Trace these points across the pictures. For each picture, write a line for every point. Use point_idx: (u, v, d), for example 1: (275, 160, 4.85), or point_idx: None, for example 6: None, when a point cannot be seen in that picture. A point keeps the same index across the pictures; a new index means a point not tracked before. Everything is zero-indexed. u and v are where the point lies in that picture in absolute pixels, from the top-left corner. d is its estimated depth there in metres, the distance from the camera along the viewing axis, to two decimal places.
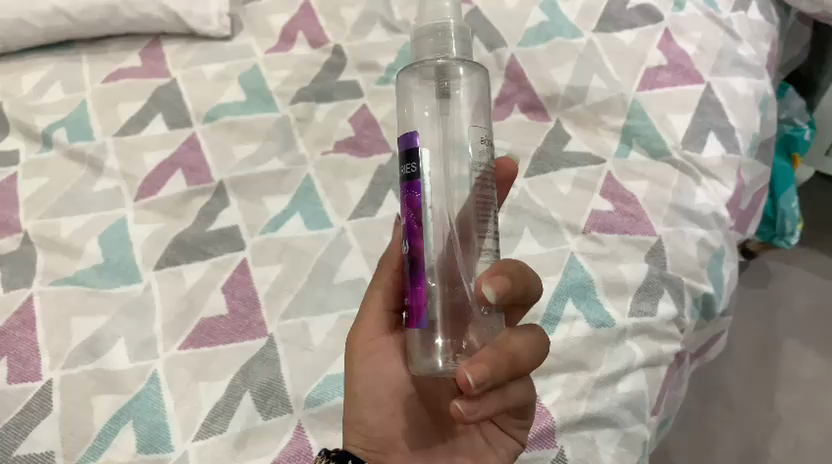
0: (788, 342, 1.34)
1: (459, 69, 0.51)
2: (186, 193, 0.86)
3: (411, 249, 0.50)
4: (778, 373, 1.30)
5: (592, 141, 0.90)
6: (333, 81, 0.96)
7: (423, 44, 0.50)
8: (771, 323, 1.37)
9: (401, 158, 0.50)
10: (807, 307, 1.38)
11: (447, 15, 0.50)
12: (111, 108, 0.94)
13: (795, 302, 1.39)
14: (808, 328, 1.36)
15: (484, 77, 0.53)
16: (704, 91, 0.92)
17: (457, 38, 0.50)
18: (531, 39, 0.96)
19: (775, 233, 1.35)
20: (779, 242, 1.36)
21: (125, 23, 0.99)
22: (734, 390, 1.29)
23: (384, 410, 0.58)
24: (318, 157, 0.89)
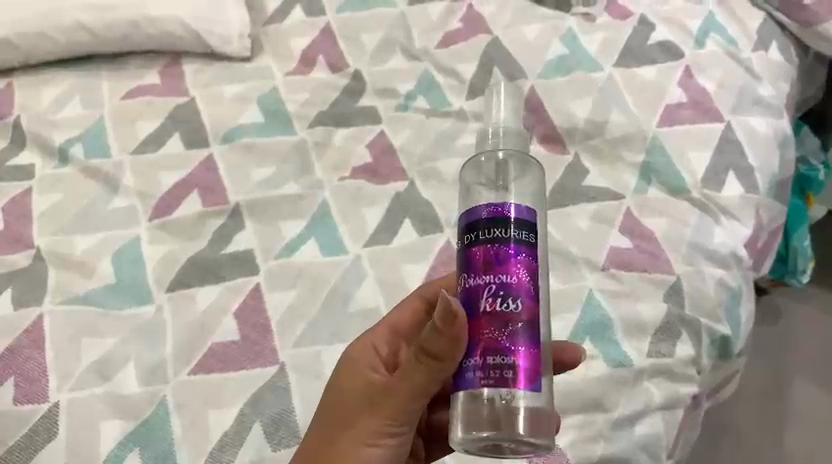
0: (798, 380, 1.32)
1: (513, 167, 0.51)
2: (202, 214, 0.85)
3: (496, 315, 0.47)
4: (787, 415, 1.28)
5: (610, 174, 0.88)
6: (352, 106, 0.97)
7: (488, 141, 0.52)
8: (783, 360, 1.35)
9: (479, 225, 0.48)
10: (819, 344, 1.37)
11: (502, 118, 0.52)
12: (129, 126, 0.93)
13: (805, 341, 1.37)
14: (818, 369, 1.34)
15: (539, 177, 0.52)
16: (724, 130, 0.92)
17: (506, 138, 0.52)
18: (553, 71, 0.96)
19: (787, 270, 1.34)
20: (790, 280, 1.36)
21: (146, 39, 0.99)
22: (743, 430, 1.27)
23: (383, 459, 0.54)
24: (335, 182, 0.88)
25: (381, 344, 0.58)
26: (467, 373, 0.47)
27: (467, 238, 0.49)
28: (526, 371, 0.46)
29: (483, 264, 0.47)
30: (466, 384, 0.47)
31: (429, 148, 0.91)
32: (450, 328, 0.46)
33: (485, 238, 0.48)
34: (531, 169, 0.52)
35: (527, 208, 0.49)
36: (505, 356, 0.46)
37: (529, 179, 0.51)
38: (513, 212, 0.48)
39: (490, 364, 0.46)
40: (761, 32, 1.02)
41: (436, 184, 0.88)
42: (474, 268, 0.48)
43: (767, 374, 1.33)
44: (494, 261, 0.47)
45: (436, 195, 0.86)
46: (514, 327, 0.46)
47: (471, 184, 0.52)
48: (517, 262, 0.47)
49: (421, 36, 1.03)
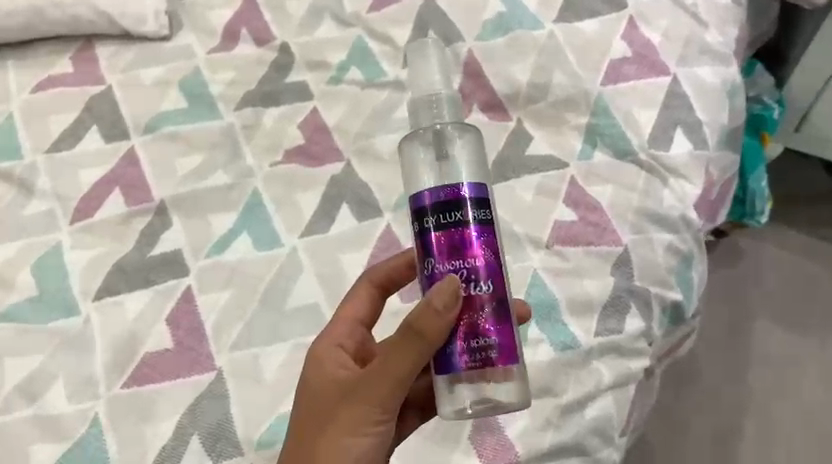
0: (760, 320, 1.32)
1: (453, 131, 0.53)
2: (126, 213, 0.79)
3: (470, 297, 0.49)
4: (750, 355, 1.29)
5: (555, 141, 0.85)
6: (281, 82, 0.91)
7: (420, 113, 0.54)
8: (744, 301, 1.34)
9: (435, 210, 0.50)
10: (781, 281, 1.35)
11: (438, 86, 0.54)
12: (41, 121, 0.86)
13: (767, 278, 1.36)
14: (781, 306, 1.33)
15: (480, 137, 0.54)
16: (671, 83, 0.87)
17: (448, 105, 0.53)
18: (490, 32, 0.90)
19: (745, 213, 1.33)
20: (749, 221, 1.35)
21: (50, 26, 0.90)
22: (706, 373, 1.28)
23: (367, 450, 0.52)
24: (266, 168, 0.83)
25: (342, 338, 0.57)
26: (450, 356, 0.50)
27: (425, 223, 0.50)
28: (505, 349, 0.50)
29: (447, 250, 0.49)
30: (452, 367, 0.50)
31: (366, 124, 0.86)
32: (449, 310, 0.48)
33: (443, 224, 0.49)
34: (470, 132, 0.53)
35: (478, 186, 0.51)
36: (486, 338, 0.49)
37: (469, 140, 0.53)
38: (467, 194, 0.50)
39: (475, 348, 0.49)
40: None
41: (374, 162, 0.83)
42: (438, 254, 0.50)
43: (729, 315, 1.33)
44: (459, 244, 0.49)
45: (374, 176, 0.82)
46: (487, 309, 0.50)
47: (413, 155, 0.53)
48: (481, 242, 0.50)
49: None
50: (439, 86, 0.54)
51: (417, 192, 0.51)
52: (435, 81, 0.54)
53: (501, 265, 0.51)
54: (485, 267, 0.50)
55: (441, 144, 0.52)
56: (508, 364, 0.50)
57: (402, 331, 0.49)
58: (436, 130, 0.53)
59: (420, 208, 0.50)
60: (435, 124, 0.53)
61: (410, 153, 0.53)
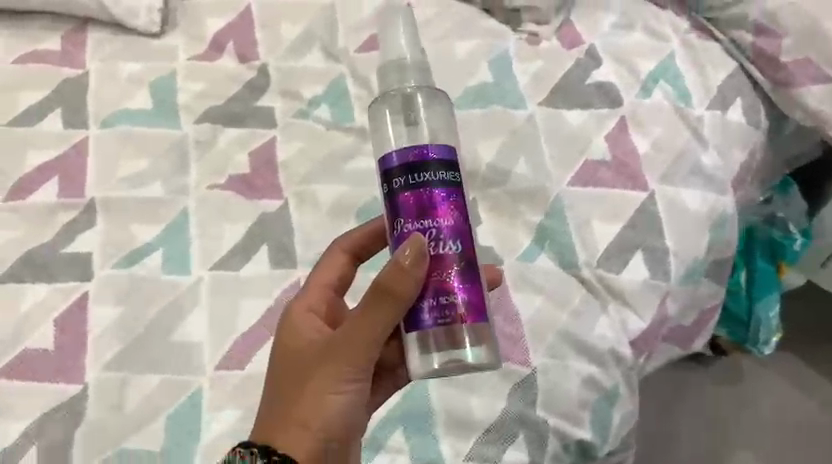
0: (743, 452, 1.13)
1: (420, 98, 0.55)
2: (54, 205, 0.77)
3: (437, 258, 0.51)
4: None
5: (503, 234, 0.79)
6: (251, 103, 0.89)
7: (388, 77, 0.55)
8: (729, 425, 1.16)
9: (402, 172, 0.51)
10: (777, 415, 1.17)
11: (404, 51, 0.56)
12: (11, 95, 0.86)
13: (761, 408, 1.17)
14: (771, 442, 1.14)
15: (448, 106, 0.57)
16: (645, 201, 0.82)
17: (416, 71, 0.55)
18: (470, 100, 0.87)
19: (747, 338, 1.18)
20: (750, 349, 1.20)
21: (46, 3, 0.92)
22: None
23: (344, 411, 0.51)
24: (202, 190, 0.80)
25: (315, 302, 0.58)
26: (421, 313, 0.50)
27: (394, 184, 0.51)
28: (473, 305, 0.51)
29: (415, 211, 0.51)
30: (422, 324, 0.50)
31: (315, 169, 0.82)
32: (418, 266, 0.48)
33: (410, 185, 0.51)
34: (438, 100, 0.56)
35: (447, 148, 0.52)
36: (453, 296, 0.50)
37: (436, 111, 0.56)
38: (433, 156, 0.51)
39: (443, 304, 0.50)
40: (724, 87, 0.90)
41: (309, 207, 0.79)
42: (406, 215, 0.51)
43: (708, 436, 1.15)
44: (428, 206, 0.51)
45: (304, 221, 0.78)
46: (454, 268, 0.51)
47: (381, 115, 0.55)
48: (451, 202, 0.51)
49: (346, 33, 0.94)
50: (406, 52, 0.56)
51: (384, 154, 0.53)
52: (402, 49, 0.56)
53: (468, 227, 0.52)
54: (453, 226, 0.51)
55: (411, 110, 0.55)
56: (476, 322, 0.51)
57: (370, 292, 0.49)
58: (405, 93, 0.55)
59: (387, 170, 0.52)
60: (406, 88, 0.55)
61: (379, 121, 0.56)
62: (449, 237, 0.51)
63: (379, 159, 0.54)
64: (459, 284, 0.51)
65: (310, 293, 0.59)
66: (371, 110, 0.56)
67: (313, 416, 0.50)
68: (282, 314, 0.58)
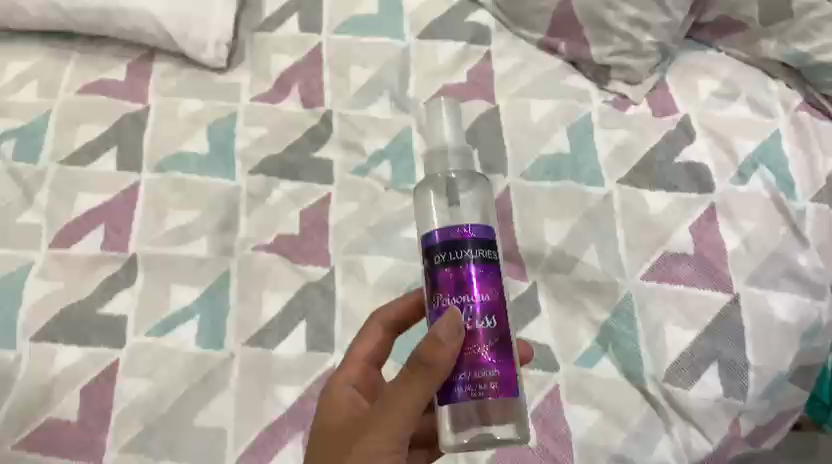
0: None
1: (462, 182, 0.51)
2: (97, 257, 0.76)
3: (470, 334, 0.46)
4: None
5: (561, 329, 0.73)
6: (309, 154, 0.85)
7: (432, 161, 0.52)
8: None
9: (440, 246, 0.47)
10: None
11: (447, 137, 0.52)
12: (72, 129, 0.85)
13: None
14: None
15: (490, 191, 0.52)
16: (725, 306, 0.72)
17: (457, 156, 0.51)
18: (541, 171, 0.79)
19: None
20: None
21: (116, 32, 0.90)
22: None
23: None
24: (247, 251, 0.77)
25: (354, 379, 0.57)
26: (453, 386, 0.46)
27: (432, 259, 0.47)
28: (507, 382, 0.46)
29: (450, 288, 0.47)
30: (453, 399, 0.46)
31: (364, 237, 0.78)
32: (452, 341, 0.45)
33: (447, 261, 0.47)
34: (481, 184, 0.51)
35: (487, 224, 0.48)
36: (486, 370, 0.46)
37: (477, 191, 0.52)
38: (472, 230, 0.47)
39: (476, 379, 0.46)
40: None
41: (354, 280, 0.75)
42: (443, 289, 0.47)
43: None
44: (466, 281, 0.47)
45: (348, 295, 0.75)
46: (488, 344, 0.46)
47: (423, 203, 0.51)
48: (488, 277, 0.47)
49: (418, 83, 0.89)
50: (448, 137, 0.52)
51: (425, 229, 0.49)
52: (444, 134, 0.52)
53: (506, 303, 0.48)
54: (490, 302, 0.47)
55: (452, 195, 0.51)
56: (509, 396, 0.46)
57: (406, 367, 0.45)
58: (448, 178, 0.51)
59: (427, 243, 0.48)
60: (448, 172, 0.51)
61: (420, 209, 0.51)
62: (484, 313, 0.46)
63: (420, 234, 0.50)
64: (492, 359, 0.46)
65: (350, 371, 0.57)
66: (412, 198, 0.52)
67: None
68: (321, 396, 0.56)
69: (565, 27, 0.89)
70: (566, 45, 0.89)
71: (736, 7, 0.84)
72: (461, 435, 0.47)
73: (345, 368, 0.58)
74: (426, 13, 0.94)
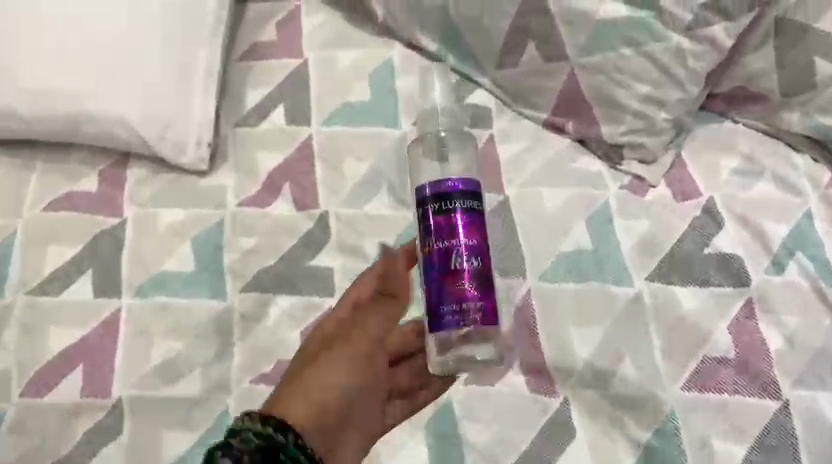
0: None
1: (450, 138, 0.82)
2: (77, 405, 0.68)
3: (457, 270, 0.62)
4: None
5: (599, 452, 0.65)
6: (305, 263, 0.77)
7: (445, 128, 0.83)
8: None
9: (433, 199, 0.64)
10: None
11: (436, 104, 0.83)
12: (41, 250, 0.77)
13: None
14: None
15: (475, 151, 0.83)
16: (775, 415, 0.65)
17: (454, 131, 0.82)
18: (563, 270, 0.73)
19: None
20: None
21: (85, 138, 0.82)
22: None
23: (332, 392, 0.63)
24: (244, 384, 0.70)
25: (341, 315, 0.67)
26: (443, 314, 0.62)
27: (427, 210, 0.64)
28: (488, 312, 0.63)
29: (443, 235, 0.63)
30: (443, 325, 0.63)
31: None
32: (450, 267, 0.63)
33: (438, 211, 0.63)
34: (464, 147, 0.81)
35: (474, 182, 0.65)
36: (468, 303, 0.62)
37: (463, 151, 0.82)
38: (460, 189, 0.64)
39: (463, 308, 0.62)
40: None
41: None
42: (437, 234, 0.63)
43: None
44: (455, 228, 0.63)
45: None
46: (471, 282, 0.62)
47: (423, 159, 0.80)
48: (476, 225, 0.64)
49: None
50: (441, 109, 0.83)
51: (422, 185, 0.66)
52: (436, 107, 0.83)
53: (486, 248, 0.64)
54: (476, 246, 0.63)
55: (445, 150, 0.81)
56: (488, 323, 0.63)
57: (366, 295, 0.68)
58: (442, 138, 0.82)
59: (421, 197, 0.64)
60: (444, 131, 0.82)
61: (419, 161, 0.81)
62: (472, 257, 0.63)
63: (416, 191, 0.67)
64: (476, 294, 0.62)
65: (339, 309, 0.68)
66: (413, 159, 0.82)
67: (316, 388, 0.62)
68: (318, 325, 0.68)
69: (572, 106, 0.84)
70: (574, 124, 0.84)
71: (752, 78, 0.80)
72: (444, 354, 0.66)
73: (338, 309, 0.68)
74: (420, 98, 0.89)
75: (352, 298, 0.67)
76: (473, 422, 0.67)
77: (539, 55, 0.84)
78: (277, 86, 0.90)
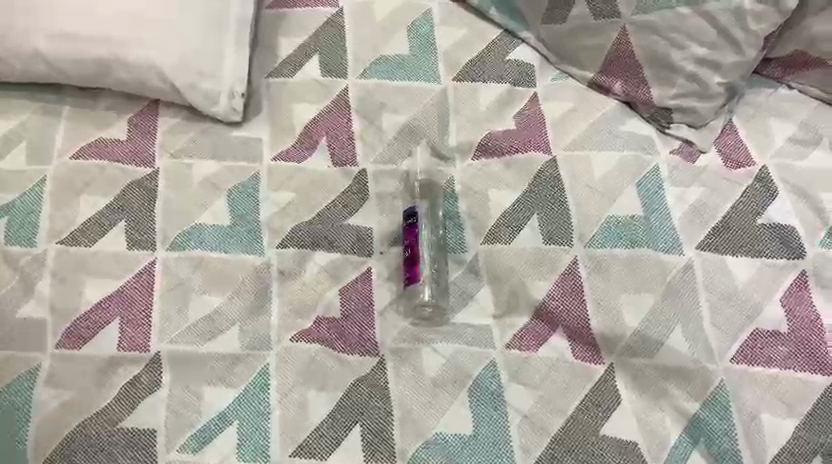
0: None
1: (516, 49, 0.86)
2: (113, 358, 0.67)
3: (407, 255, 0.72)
4: None
5: (646, 421, 0.65)
6: (343, 220, 0.75)
7: (507, 38, 0.86)
8: None
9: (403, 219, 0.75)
10: None
11: (494, 40, 0.86)
12: (72, 199, 0.75)
13: None
14: None
15: (538, 50, 0.86)
16: (827, 390, 0.65)
17: (515, 60, 0.85)
18: (612, 236, 0.72)
19: None
20: None
21: (115, 84, 0.79)
22: None
23: (364, 366, 0.68)
24: (284, 341, 0.68)
25: (335, 316, 0.70)
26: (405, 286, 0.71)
27: (400, 228, 0.75)
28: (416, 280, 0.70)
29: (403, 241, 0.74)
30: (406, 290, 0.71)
31: (416, 324, 0.70)
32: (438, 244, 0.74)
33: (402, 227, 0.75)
34: (526, 77, 0.84)
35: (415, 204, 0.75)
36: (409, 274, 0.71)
37: (546, 37, 0.84)
38: (415, 207, 0.74)
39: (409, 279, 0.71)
40: None
41: (410, 374, 0.67)
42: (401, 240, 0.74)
43: None
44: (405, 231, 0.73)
45: (403, 394, 0.66)
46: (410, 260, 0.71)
47: (492, 87, 0.83)
48: (420, 223, 0.73)
49: (460, 132, 0.80)
50: (501, 45, 0.86)
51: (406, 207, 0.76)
52: (496, 42, 0.86)
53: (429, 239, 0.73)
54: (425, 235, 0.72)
55: (507, 76, 0.84)
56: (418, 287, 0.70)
57: None
58: (512, 68, 0.84)
59: (399, 221, 0.75)
60: (506, 48, 0.86)
61: (492, 69, 0.84)
62: (417, 244, 0.72)
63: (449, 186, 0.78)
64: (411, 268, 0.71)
65: (336, 299, 0.71)
66: (497, 35, 0.87)
67: (343, 369, 0.67)
68: (309, 330, 0.69)
69: (621, 66, 0.80)
70: (622, 84, 0.81)
71: (814, 42, 0.78)
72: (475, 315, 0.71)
73: (339, 300, 0.71)
74: (460, 53, 0.85)
75: (342, 281, 0.72)
76: (521, 387, 0.66)
77: (589, 12, 0.80)
78: (312, 36, 0.87)
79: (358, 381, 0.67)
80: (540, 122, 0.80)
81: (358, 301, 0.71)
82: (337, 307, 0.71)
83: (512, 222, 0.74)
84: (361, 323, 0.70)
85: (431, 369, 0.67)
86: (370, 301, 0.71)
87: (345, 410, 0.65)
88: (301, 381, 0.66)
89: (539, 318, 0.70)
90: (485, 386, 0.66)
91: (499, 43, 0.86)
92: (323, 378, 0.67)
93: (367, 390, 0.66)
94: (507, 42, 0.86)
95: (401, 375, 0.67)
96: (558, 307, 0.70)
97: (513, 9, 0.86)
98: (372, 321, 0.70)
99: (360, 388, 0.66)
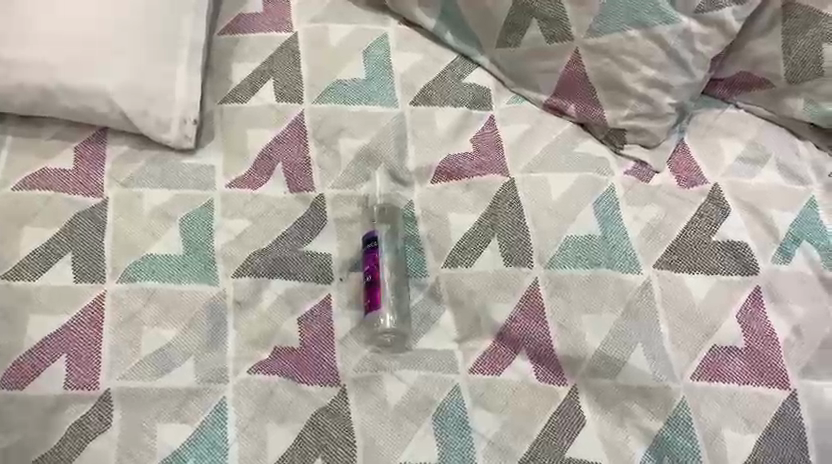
0: None
1: (472, 72, 0.86)
2: (61, 397, 0.64)
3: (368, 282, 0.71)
4: None
5: (610, 442, 0.64)
6: (301, 246, 0.74)
7: (462, 62, 0.87)
8: None
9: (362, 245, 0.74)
10: None
11: (449, 63, 0.87)
12: (15, 232, 0.72)
13: None
14: None
15: (494, 73, 0.86)
16: (784, 404, 0.65)
17: (471, 83, 0.85)
18: (571, 257, 0.72)
19: None
20: None
21: (61, 111, 0.76)
22: None
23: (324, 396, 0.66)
24: (242, 373, 0.66)
25: (294, 345, 0.69)
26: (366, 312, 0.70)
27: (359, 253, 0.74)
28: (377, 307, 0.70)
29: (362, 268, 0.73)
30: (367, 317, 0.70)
31: (377, 351, 0.69)
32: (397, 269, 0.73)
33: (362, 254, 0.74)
34: (482, 99, 0.84)
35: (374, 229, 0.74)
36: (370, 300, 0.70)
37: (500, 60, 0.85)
38: (375, 232, 0.74)
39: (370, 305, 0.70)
40: None
41: (371, 403, 0.65)
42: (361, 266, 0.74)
43: None
44: (366, 257, 0.73)
45: (365, 424, 0.64)
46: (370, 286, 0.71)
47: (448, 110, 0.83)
48: (380, 250, 0.73)
49: (417, 155, 0.80)
50: (456, 68, 0.86)
51: (365, 232, 0.75)
52: (452, 66, 0.86)
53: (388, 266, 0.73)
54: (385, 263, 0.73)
55: (463, 99, 0.84)
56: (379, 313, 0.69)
57: None
58: (468, 90, 0.85)
59: (358, 246, 0.75)
60: (462, 72, 0.86)
61: (448, 92, 0.84)
62: (378, 271, 0.72)
63: (408, 209, 0.77)
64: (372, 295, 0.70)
65: (295, 328, 0.69)
66: (453, 59, 0.87)
67: (303, 400, 0.65)
68: (267, 361, 0.67)
69: (574, 88, 0.81)
70: (575, 106, 0.82)
71: (759, 63, 0.80)
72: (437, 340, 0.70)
73: (298, 330, 0.69)
74: (416, 77, 0.85)
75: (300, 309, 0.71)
76: (485, 412, 0.65)
77: (542, 35, 0.80)
78: (266, 61, 0.86)
79: (318, 413, 0.65)
80: (496, 145, 0.81)
81: (317, 330, 0.70)
82: (296, 336, 0.69)
83: (471, 245, 0.74)
84: (321, 351, 0.68)
85: (393, 396, 0.66)
86: (330, 329, 0.70)
87: (306, 443, 0.63)
88: (259, 414, 0.64)
89: (500, 342, 0.70)
90: (448, 412, 0.65)
91: (455, 66, 0.86)
92: (282, 411, 0.65)
93: (329, 421, 0.64)
94: (463, 66, 0.87)
95: (364, 404, 0.65)
96: (520, 329, 0.69)
97: (467, 33, 0.86)
98: (332, 350, 0.69)
99: (320, 419, 0.65)
